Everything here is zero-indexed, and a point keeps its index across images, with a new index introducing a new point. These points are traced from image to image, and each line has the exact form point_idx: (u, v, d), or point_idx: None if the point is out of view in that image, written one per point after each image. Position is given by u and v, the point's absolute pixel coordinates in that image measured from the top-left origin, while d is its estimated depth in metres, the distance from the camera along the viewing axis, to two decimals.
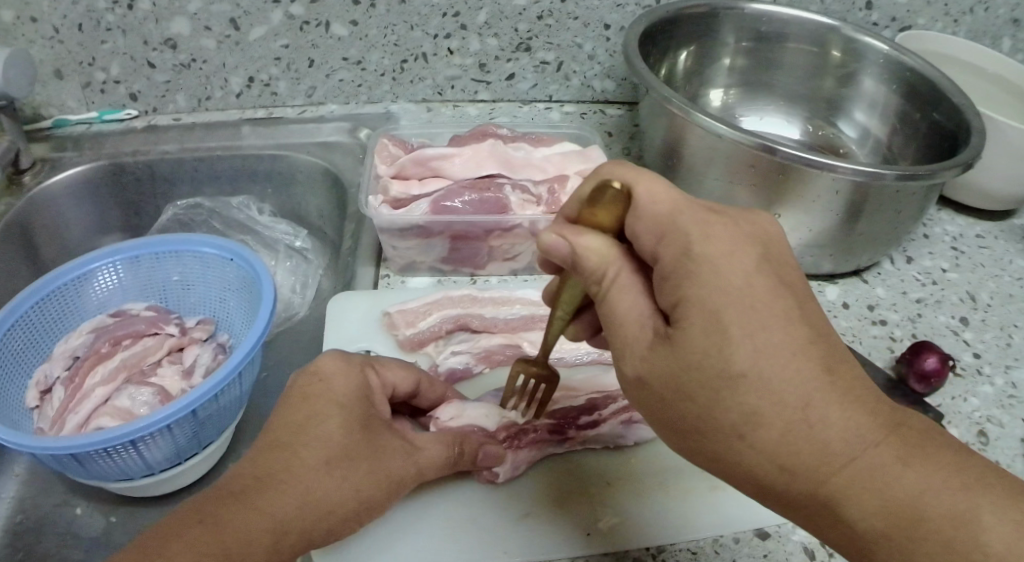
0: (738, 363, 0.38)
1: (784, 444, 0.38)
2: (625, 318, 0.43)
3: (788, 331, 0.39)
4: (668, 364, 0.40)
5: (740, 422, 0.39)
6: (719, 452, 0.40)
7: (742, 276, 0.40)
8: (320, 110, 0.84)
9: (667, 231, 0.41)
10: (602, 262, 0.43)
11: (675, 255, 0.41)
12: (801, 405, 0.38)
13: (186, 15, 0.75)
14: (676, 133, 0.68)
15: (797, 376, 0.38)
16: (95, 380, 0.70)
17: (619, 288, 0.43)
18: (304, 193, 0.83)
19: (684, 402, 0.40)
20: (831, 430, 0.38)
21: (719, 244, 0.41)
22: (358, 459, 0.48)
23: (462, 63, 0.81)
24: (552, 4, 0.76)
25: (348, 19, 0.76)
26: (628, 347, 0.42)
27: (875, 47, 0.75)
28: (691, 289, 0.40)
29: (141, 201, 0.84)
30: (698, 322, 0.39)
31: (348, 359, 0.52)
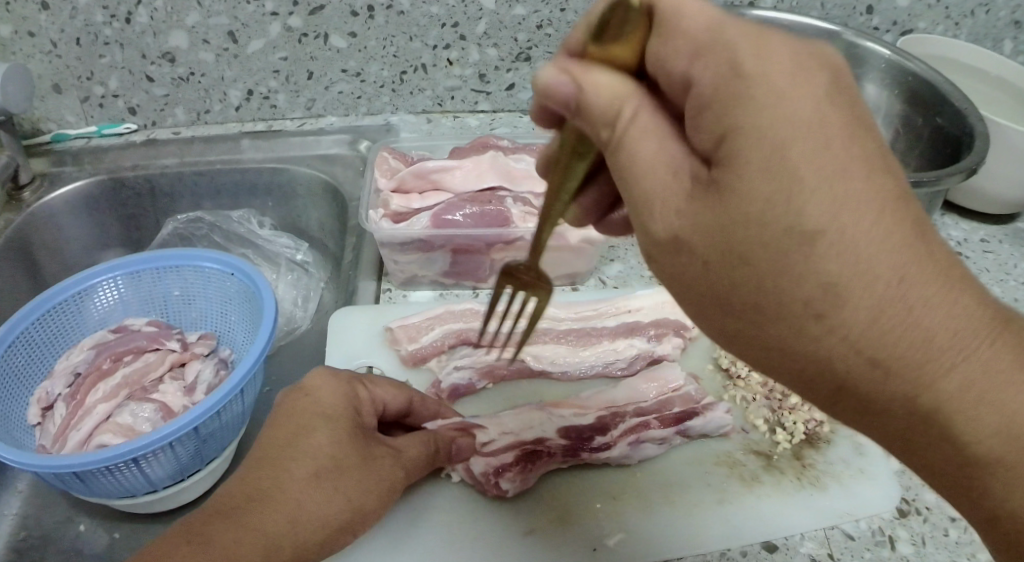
0: (813, 217, 0.31)
1: (872, 324, 0.32)
2: (651, 164, 0.35)
3: (873, 184, 0.31)
4: (716, 221, 0.33)
5: (816, 294, 0.32)
6: (784, 337, 0.34)
7: (813, 109, 0.31)
8: (320, 122, 0.83)
9: (705, 47, 0.32)
10: (614, 103, 0.34)
11: (713, 91, 0.32)
12: (894, 278, 0.31)
13: (184, 29, 0.75)
14: None
15: (889, 234, 0.31)
16: (97, 397, 0.69)
17: (640, 130, 0.34)
18: (305, 206, 0.82)
19: (740, 270, 0.33)
20: (927, 309, 0.32)
21: (777, 60, 0.32)
22: (347, 469, 0.48)
23: (462, 74, 0.80)
24: (551, 13, 0.75)
25: (347, 31, 0.76)
26: (652, 204, 0.35)
27: (877, 52, 0.74)
28: (742, 121, 0.31)
29: (141, 215, 0.83)
30: (756, 159, 0.31)
31: (335, 373, 0.53)
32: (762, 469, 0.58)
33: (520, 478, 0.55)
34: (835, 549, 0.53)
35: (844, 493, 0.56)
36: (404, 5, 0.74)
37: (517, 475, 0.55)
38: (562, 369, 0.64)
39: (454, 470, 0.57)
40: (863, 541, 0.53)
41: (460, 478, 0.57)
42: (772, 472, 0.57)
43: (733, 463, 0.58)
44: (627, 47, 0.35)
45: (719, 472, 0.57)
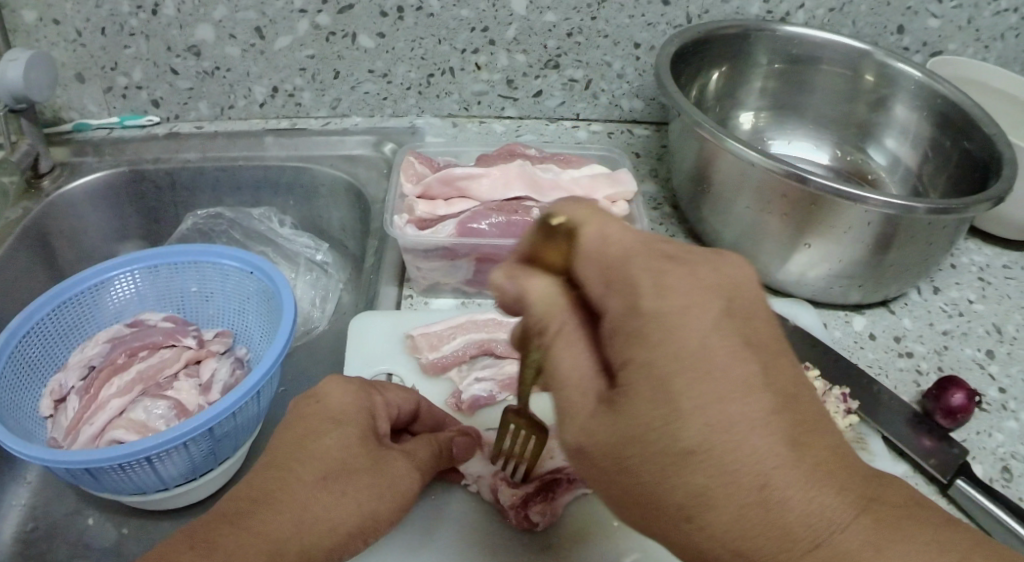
0: (688, 436, 0.33)
1: (740, 531, 0.34)
2: (568, 379, 0.37)
3: (749, 399, 0.33)
4: (611, 436, 0.35)
5: (693, 503, 0.34)
6: (667, 531, 0.36)
7: (698, 337, 0.34)
8: (344, 122, 0.83)
9: (613, 276, 0.35)
10: (546, 315, 0.37)
11: (617, 318, 0.35)
12: (757, 486, 0.33)
13: (210, 23, 0.75)
14: (707, 157, 0.68)
15: (762, 445, 0.33)
16: (111, 391, 0.69)
17: (563, 341, 0.36)
18: (327, 207, 0.82)
19: (625, 475, 0.35)
20: (787, 500, 0.33)
21: (676, 296, 0.34)
22: (358, 472, 0.47)
23: (490, 79, 0.80)
24: (582, 21, 0.75)
25: (375, 32, 0.75)
26: (568, 414, 0.37)
27: (909, 73, 0.74)
28: (636, 355, 0.34)
29: (160, 209, 0.83)
30: (644, 389, 0.34)
31: (347, 378, 0.53)
32: None
33: (548, 510, 0.54)
34: None
35: None
36: (434, 8, 0.74)
37: (545, 508, 0.54)
38: None
39: (475, 483, 0.56)
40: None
41: (478, 492, 0.56)
42: None
43: None
44: (561, 256, 0.38)
45: None
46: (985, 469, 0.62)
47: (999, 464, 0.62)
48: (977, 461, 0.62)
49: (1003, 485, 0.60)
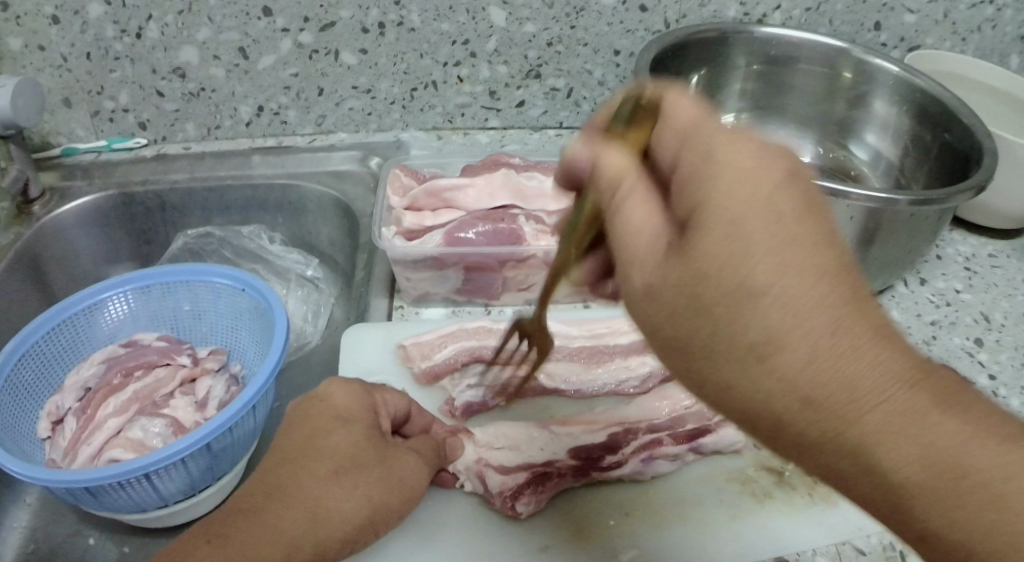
0: (759, 275, 0.32)
1: (813, 387, 0.32)
2: (634, 233, 0.36)
3: (817, 252, 0.32)
4: (676, 273, 0.34)
5: (761, 344, 0.32)
6: (730, 382, 0.34)
7: (764, 190, 0.33)
8: (330, 138, 0.84)
9: (690, 139, 0.36)
10: (617, 176, 0.37)
11: (691, 164, 0.35)
12: (824, 331, 0.31)
13: (194, 45, 0.75)
14: None
15: (836, 296, 0.32)
16: (107, 411, 0.69)
17: (631, 196, 0.36)
18: (315, 222, 0.82)
19: (693, 318, 0.34)
20: (830, 316, 0.32)
21: (740, 155, 0.34)
22: (367, 467, 0.48)
23: (472, 91, 0.80)
24: (561, 30, 0.76)
25: (357, 48, 0.76)
26: (634, 256, 0.36)
27: (886, 69, 0.75)
28: (706, 196, 0.33)
29: (151, 230, 0.83)
30: (717, 228, 0.33)
31: (351, 379, 0.54)
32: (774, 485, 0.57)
33: (534, 501, 0.55)
34: None
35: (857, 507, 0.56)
36: (415, 23, 0.75)
37: (531, 497, 0.55)
38: (574, 387, 0.63)
39: (468, 480, 0.56)
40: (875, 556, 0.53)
41: (472, 489, 0.57)
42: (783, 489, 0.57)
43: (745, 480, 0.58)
44: (637, 134, 0.39)
45: (731, 489, 0.57)
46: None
47: None
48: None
49: None
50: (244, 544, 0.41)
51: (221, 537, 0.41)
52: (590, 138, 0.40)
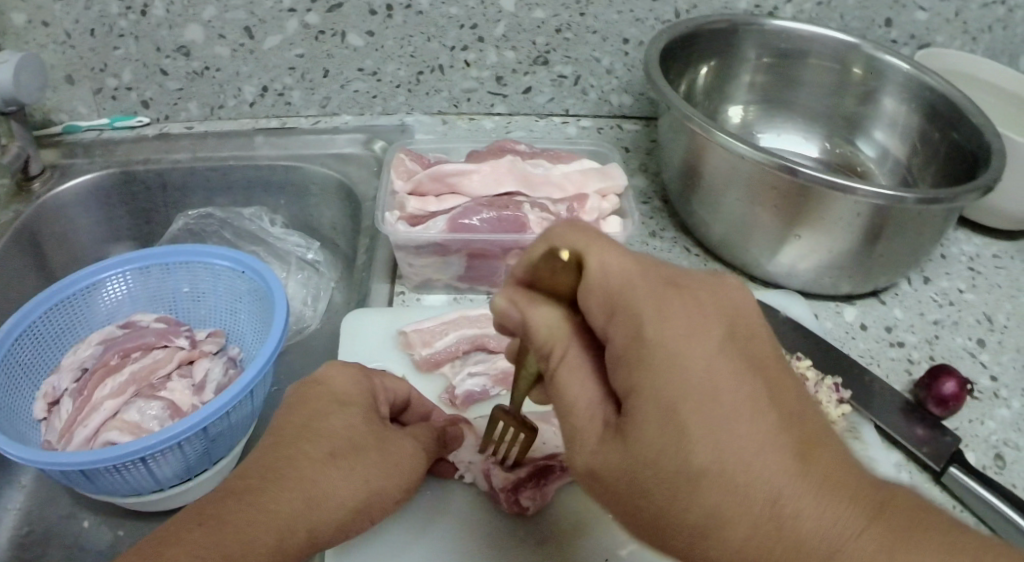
0: (694, 458, 0.33)
1: (752, 555, 0.32)
2: (575, 403, 0.38)
3: (753, 422, 0.32)
4: (622, 459, 0.35)
5: (703, 527, 0.33)
6: (684, 551, 0.34)
7: (700, 353, 0.34)
8: (334, 120, 0.83)
9: (617, 306, 0.35)
10: (548, 340, 0.39)
11: (625, 343, 0.35)
12: (767, 499, 0.32)
13: (199, 23, 0.75)
14: (695, 151, 0.67)
15: (773, 459, 0.32)
16: (105, 393, 0.69)
17: (567, 369, 0.38)
18: (318, 205, 0.82)
19: (640, 498, 0.35)
20: (766, 478, 0.32)
21: (675, 329, 0.34)
22: (364, 450, 0.48)
23: (479, 76, 0.80)
24: (571, 17, 0.75)
25: (364, 30, 0.75)
26: (580, 434, 0.38)
27: (896, 66, 0.74)
28: (640, 381, 0.34)
29: (152, 210, 0.83)
30: (651, 415, 0.34)
31: (350, 364, 0.53)
32: None
33: (539, 495, 0.55)
34: None
35: None
36: (423, 6, 0.74)
37: (536, 491, 0.55)
38: None
39: (468, 472, 0.56)
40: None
41: (473, 482, 0.56)
42: None
43: None
44: (566, 283, 0.38)
45: None
46: (977, 457, 0.62)
47: (991, 452, 0.63)
48: (970, 449, 0.63)
49: (995, 472, 0.61)
50: (239, 520, 0.40)
51: (216, 513, 0.40)
52: (510, 287, 0.40)
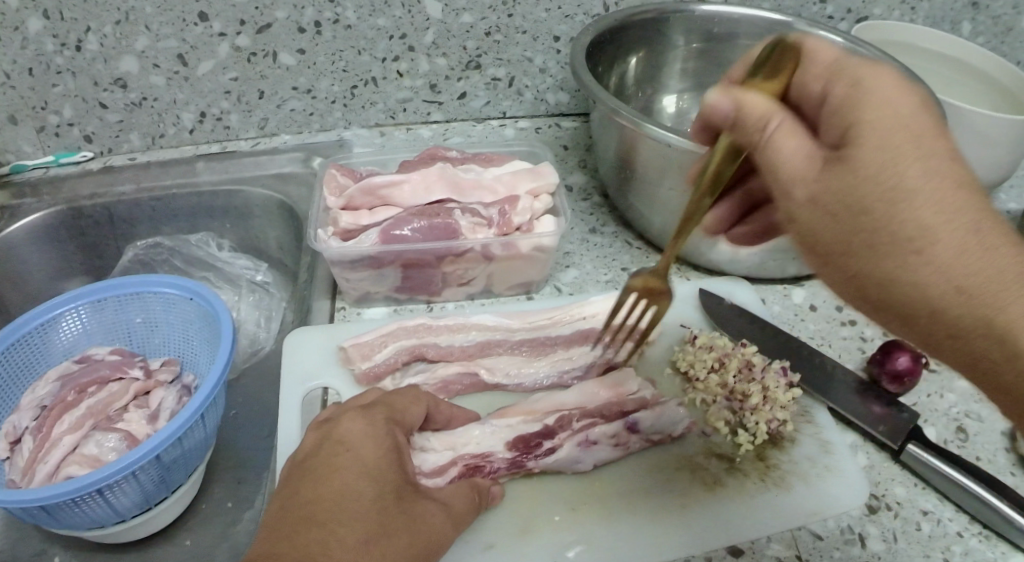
0: (909, 177, 0.37)
1: (959, 262, 0.37)
2: (789, 160, 0.39)
3: (953, 163, 0.38)
4: (840, 180, 0.38)
5: (917, 236, 0.37)
6: (893, 273, 0.38)
7: (908, 103, 0.39)
8: (273, 141, 0.83)
9: (834, 74, 0.41)
10: (763, 116, 0.39)
11: (842, 93, 0.40)
12: (970, 232, 0.37)
13: (134, 54, 0.75)
14: (626, 147, 0.65)
15: (967, 199, 0.37)
16: (63, 429, 0.68)
17: (785, 132, 0.39)
18: (262, 226, 0.82)
19: (859, 219, 0.38)
20: (966, 218, 0.37)
21: (886, 83, 0.39)
22: (397, 532, 0.45)
23: (412, 86, 0.80)
24: (499, 19, 0.75)
25: (295, 48, 0.76)
26: (794, 173, 0.39)
27: (830, 41, 0.73)
28: (865, 117, 0.38)
29: (101, 243, 0.82)
30: (876, 139, 0.38)
31: (371, 416, 0.51)
32: (725, 472, 0.58)
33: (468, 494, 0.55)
34: (802, 550, 0.54)
35: (811, 493, 0.56)
36: (351, 19, 0.74)
37: None
38: (514, 381, 0.61)
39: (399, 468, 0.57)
40: (831, 541, 0.54)
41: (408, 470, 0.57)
42: (734, 475, 0.58)
43: (694, 466, 0.58)
44: (774, 83, 0.43)
45: (681, 477, 0.58)
46: (939, 431, 0.61)
47: (954, 425, 0.61)
48: (930, 424, 0.61)
49: (958, 446, 0.60)
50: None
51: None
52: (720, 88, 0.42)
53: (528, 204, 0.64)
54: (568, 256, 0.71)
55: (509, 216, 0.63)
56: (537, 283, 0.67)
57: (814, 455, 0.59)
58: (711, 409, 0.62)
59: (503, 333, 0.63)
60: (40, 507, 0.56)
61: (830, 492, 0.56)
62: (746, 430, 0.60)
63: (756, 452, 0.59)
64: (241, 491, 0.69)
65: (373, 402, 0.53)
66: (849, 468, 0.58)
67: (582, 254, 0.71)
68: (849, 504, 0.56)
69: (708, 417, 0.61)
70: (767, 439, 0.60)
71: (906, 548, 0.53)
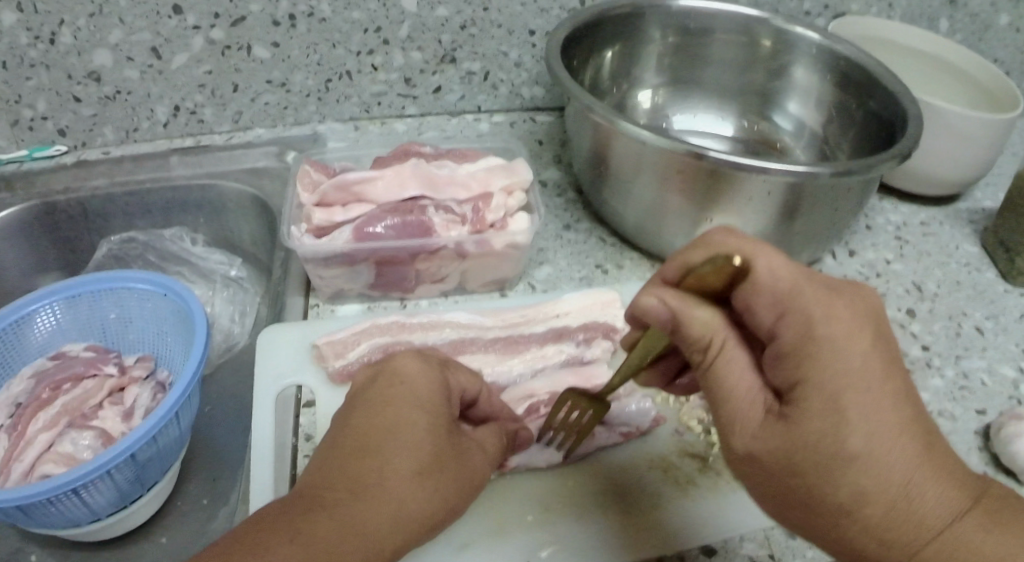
0: (852, 441, 0.38)
1: (888, 525, 0.38)
2: (734, 391, 0.42)
3: (894, 413, 0.38)
4: (782, 442, 0.39)
5: (849, 500, 0.38)
6: (827, 527, 0.39)
7: (859, 358, 0.38)
8: (247, 135, 0.82)
9: (789, 307, 0.40)
10: (707, 332, 0.42)
11: (794, 338, 0.40)
12: (901, 480, 0.38)
13: (107, 47, 0.74)
14: (601, 143, 0.65)
15: (904, 454, 0.38)
16: (38, 426, 0.68)
17: (727, 360, 0.42)
18: (236, 222, 0.82)
19: (792, 478, 0.40)
20: (900, 462, 0.38)
21: (840, 325, 0.39)
22: (447, 464, 0.45)
23: (387, 79, 0.80)
24: (474, 13, 0.76)
25: (269, 41, 0.75)
26: (739, 423, 0.41)
27: (807, 37, 0.74)
28: (811, 376, 0.39)
29: (75, 238, 0.81)
30: (816, 404, 0.38)
31: (427, 358, 0.50)
32: (697, 471, 0.58)
33: None
34: (776, 549, 0.54)
35: None
36: (325, 12, 0.74)
37: None
38: (489, 379, 0.61)
39: None
40: (806, 539, 0.54)
41: None
42: (707, 474, 0.58)
43: (667, 466, 0.59)
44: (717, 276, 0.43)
45: (653, 476, 0.58)
46: None
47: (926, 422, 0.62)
48: None
49: None
50: (328, 541, 0.38)
51: (302, 529, 0.38)
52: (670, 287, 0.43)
53: (501, 202, 0.64)
54: (542, 253, 0.71)
55: (483, 214, 0.63)
56: (511, 281, 0.67)
57: None
58: (684, 407, 0.62)
59: (476, 331, 0.63)
60: (17, 507, 0.55)
61: None
62: None
63: None
64: (216, 488, 0.69)
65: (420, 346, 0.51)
66: None
67: (556, 250, 0.71)
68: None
69: (681, 416, 0.62)
70: None
71: None
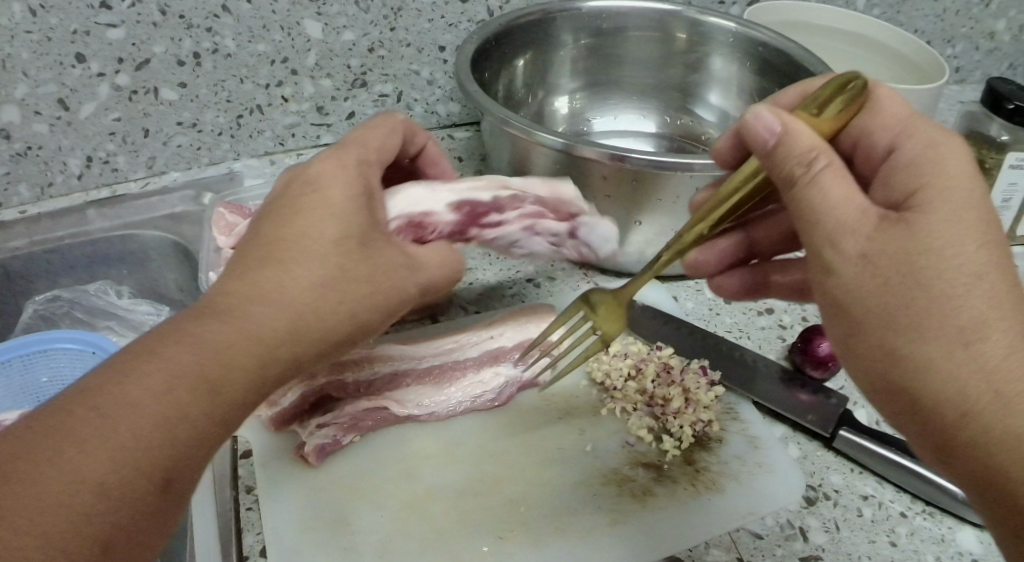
0: (971, 259, 0.38)
1: (988, 365, 0.36)
2: (841, 202, 0.39)
3: (997, 255, 0.38)
4: (903, 241, 0.38)
5: (963, 329, 0.37)
6: (923, 359, 0.37)
7: (974, 192, 0.40)
8: (163, 180, 0.81)
9: (906, 131, 0.45)
10: (813, 147, 0.40)
11: (919, 155, 0.43)
12: (1002, 326, 0.37)
13: (13, 103, 0.71)
14: (521, 155, 0.64)
15: (1005, 302, 0.37)
16: None
17: (835, 171, 0.40)
18: (161, 268, 0.81)
19: (912, 293, 0.37)
20: (1003, 311, 0.37)
21: (958, 163, 0.41)
22: (349, 249, 0.42)
23: (299, 110, 0.81)
24: (381, 34, 0.77)
25: (176, 82, 0.74)
26: (852, 229, 0.39)
27: (722, 27, 0.73)
28: (941, 183, 0.40)
29: (0, 302, 0.76)
30: (942, 211, 0.39)
31: (347, 155, 0.46)
32: (654, 481, 0.56)
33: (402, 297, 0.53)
34: (744, 552, 0.53)
35: (742, 492, 0.55)
36: (229, 48, 0.74)
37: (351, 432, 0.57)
38: (427, 410, 0.59)
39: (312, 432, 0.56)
40: (772, 538, 0.53)
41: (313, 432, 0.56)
42: (663, 484, 0.56)
43: (621, 480, 0.56)
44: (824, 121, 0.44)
45: (608, 492, 0.55)
46: (868, 413, 0.62)
47: None
48: (860, 406, 0.62)
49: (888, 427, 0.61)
50: (176, 369, 0.36)
51: (154, 357, 0.37)
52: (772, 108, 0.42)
53: None
54: None
55: None
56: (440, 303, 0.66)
57: (743, 453, 0.58)
58: (633, 417, 0.60)
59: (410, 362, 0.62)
60: None
61: (762, 490, 0.55)
62: (671, 435, 0.58)
63: (684, 457, 0.58)
64: None
65: (366, 138, 0.49)
66: (778, 462, 0.57)
67: None
68: (784, 500, 0.55)
69: (631, 426, 0.59)
70: (694, 441, 0.59)
71: (849, 534, 0.53)
